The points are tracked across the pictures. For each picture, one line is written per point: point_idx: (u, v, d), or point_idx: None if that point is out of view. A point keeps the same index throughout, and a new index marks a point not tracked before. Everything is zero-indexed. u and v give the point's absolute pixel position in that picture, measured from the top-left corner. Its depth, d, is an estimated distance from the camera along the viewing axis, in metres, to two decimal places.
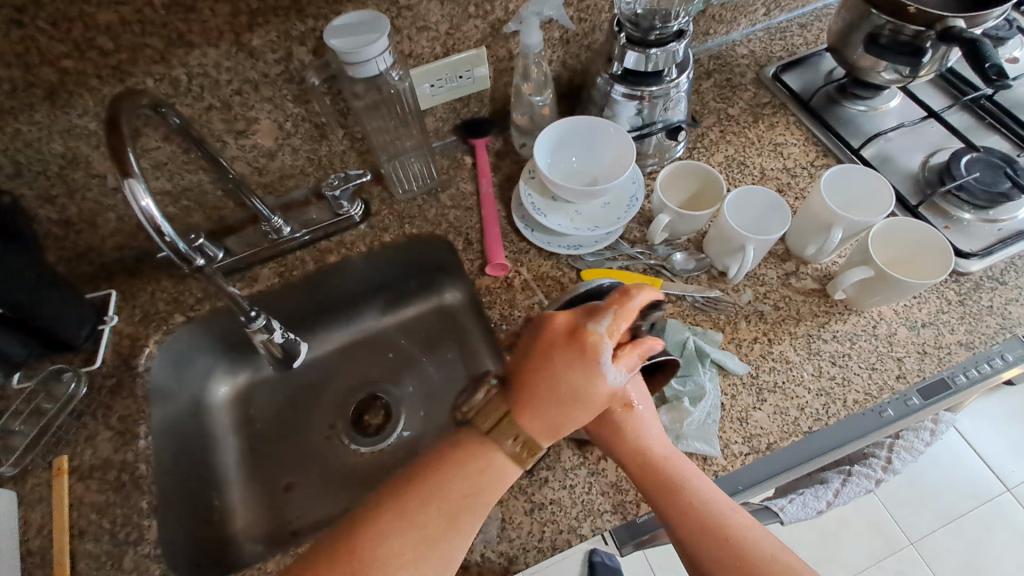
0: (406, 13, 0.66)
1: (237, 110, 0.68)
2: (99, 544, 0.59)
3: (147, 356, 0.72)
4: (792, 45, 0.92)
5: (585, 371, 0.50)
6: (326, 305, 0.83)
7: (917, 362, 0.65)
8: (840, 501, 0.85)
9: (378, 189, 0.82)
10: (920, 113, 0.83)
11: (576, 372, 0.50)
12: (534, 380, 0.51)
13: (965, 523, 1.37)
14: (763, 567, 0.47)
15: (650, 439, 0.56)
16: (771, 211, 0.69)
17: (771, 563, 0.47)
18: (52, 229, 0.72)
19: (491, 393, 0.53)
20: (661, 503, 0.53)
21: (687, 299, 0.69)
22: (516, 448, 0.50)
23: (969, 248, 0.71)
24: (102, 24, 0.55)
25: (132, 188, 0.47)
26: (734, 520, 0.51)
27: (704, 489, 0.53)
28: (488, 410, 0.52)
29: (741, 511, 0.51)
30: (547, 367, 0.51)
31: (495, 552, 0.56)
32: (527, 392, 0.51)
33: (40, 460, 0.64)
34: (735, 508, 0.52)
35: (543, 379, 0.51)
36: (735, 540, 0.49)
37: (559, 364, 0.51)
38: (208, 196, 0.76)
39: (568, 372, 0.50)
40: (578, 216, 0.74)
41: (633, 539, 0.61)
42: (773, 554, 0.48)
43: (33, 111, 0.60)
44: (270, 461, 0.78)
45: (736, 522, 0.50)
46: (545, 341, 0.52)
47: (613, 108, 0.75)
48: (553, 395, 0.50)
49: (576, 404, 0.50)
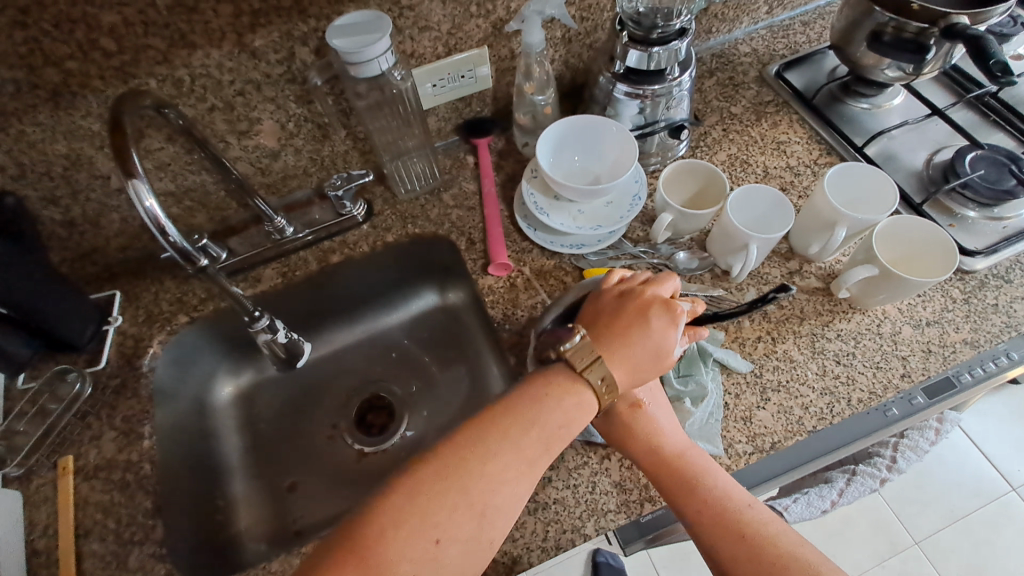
0: (408, 12, 0.66)
1: (240, 110, 0.68)
2: (104, 544, 0.59)
3: (151, 357, 0.72)
4: (795, 43, 0.92)
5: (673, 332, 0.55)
6: (329, 305, 0.83)
7: (922, 361, 0.65)
8: (843, 501, 0.86)
9: (380, 189, 0.82)
10: (923, 111, 0.83)
11: (667, 330, 0.55)
12: (629, 327, 0.55)
13: (970, 523, 1.37)
14: (780, 563, 0.47)
15: (664, 434, 0.56)
16: (775, 209, 0.69)
17: (788, 559, 0.48)
18: (56, 230, 0.72)
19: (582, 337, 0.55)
20: (678, 499, 0.53)
21: (691, 298, 0.69)
22: (599, 382, 0.52)
23: (973, 246, 0.70)
24: (105, 25, 0.55)
25: (136, 189, 0.47)
26: (749, 515, 0.51)
27: (718, 484, 0.53)
28: (582, 350, 0.54)
29: (758, 507, 0.52)
30: (638, 328, 0.55)
31: (499, 551, 0.56)
32: (620, 335, 0.54)
33: (45, 460, 0.65)
34: (751, 503, 0.52)
35: (636, 328, 0.55)
36: (750, 535, 0.49)
37: (653, 318, 0.55)
38: (211, 196, 0.77)
39: (656, 336, 0.55)
40: (580, 215, 0.74)
41: (642, 536, 0.62)
42: (790, 551, 0.48)
43: (37, 113, 0.60)
44: (274, 461, 0.78)
45: (752, 518, 0.50)
46: (640, 299, 0.57)
47: (615, 107, 0.75)
48: (646, 342, 0.54)
49: (661, 356, 0.55)
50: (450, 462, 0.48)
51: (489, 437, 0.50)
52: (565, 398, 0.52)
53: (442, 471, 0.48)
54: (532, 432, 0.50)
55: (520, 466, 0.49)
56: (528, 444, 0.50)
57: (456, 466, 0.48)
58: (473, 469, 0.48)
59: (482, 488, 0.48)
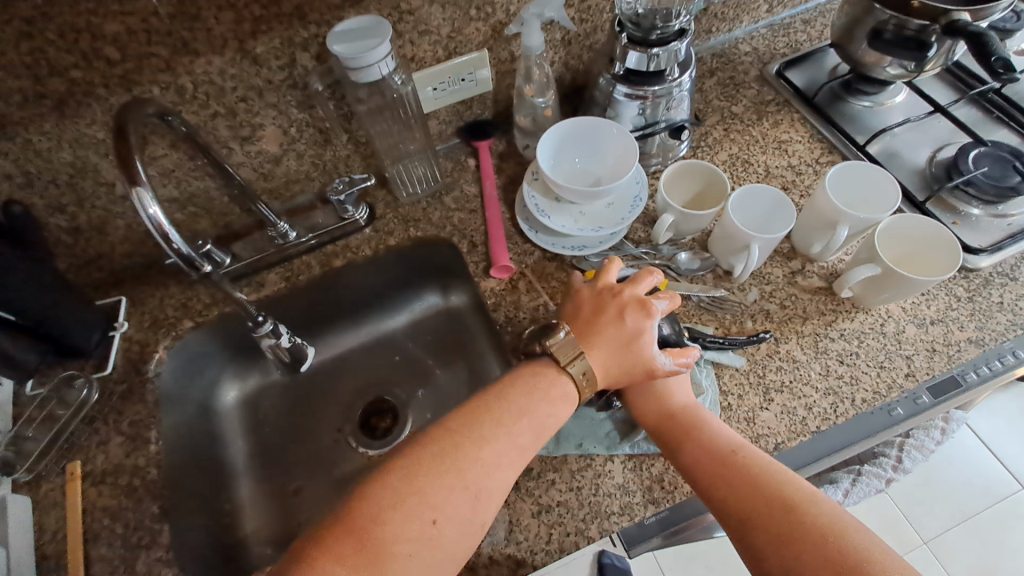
0: (407, 17, 0.67)
1: (242, 117, 0.69)
2: (112, 549, 0.60)
3: (156, 362, 0.73)
4: (796, 41, 0.92)
5: (650, 331, 0.55)
6: (333, 309, 0.83)
7: (926, 360, 0.65)
8: (851, 501, 0.89)
9: (382, 193, 0.82)
10: (926, 108, 0.82)
11: (643, 328, 0.55)
12: (605, 324, 0.55)
13: (979, 522, 1.36)
14: (761, 502, 0.47)
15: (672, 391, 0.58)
16: (775, 208, 0.69)
17: (766, 498, 0.47)
18: (62, 237, 0.73)
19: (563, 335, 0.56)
20: (671, 451, 0.55)
21: (692, 299, 0.69)
22: (580, 376, 0.54)
23: (977, 244, 0.70)
24: (108, 34, 0.56)
25: (139, 196, 0.47)
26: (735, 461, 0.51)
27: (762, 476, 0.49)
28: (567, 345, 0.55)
29: (747, 452, 0.51)
30: (613, 322, 0.56)
31: (502, 553, 0.57)
32: (594, 333, 0.55)
33: (54, 465, 0.65)
34: (740, 449, 0.52)
35: (613, 326, 0.55)
36: (795, 528, 0.45)
37: (629, 316, 0.56)
38: (215, 202, 0.77)
39: (632, 331, 0.55)
40: (582, 217, 0.74)
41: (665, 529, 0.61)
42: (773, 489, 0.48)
43: (43, 122, 0.61)
44: (279, 465, 0.78)
45: (737, 461, 0.50)
46: (619, 295, 0.57)
47: (615, 108, 0.75)
48: (621, 340, 0.55)
49: (638, 355, 0.55)
50: (491, 396, 0.53)
51: (522, 381, 0.53)
52: (554, 388, 0.53)
53: (484, 403, 0.52)
54: (555, 384, 0.53)
55: (553, 409, 0.52)
56: (558, 393, 0.53)
57: (495, 400, 0.52)
58: (512, 405, 0.52)
59: (519, 422, 0.51)
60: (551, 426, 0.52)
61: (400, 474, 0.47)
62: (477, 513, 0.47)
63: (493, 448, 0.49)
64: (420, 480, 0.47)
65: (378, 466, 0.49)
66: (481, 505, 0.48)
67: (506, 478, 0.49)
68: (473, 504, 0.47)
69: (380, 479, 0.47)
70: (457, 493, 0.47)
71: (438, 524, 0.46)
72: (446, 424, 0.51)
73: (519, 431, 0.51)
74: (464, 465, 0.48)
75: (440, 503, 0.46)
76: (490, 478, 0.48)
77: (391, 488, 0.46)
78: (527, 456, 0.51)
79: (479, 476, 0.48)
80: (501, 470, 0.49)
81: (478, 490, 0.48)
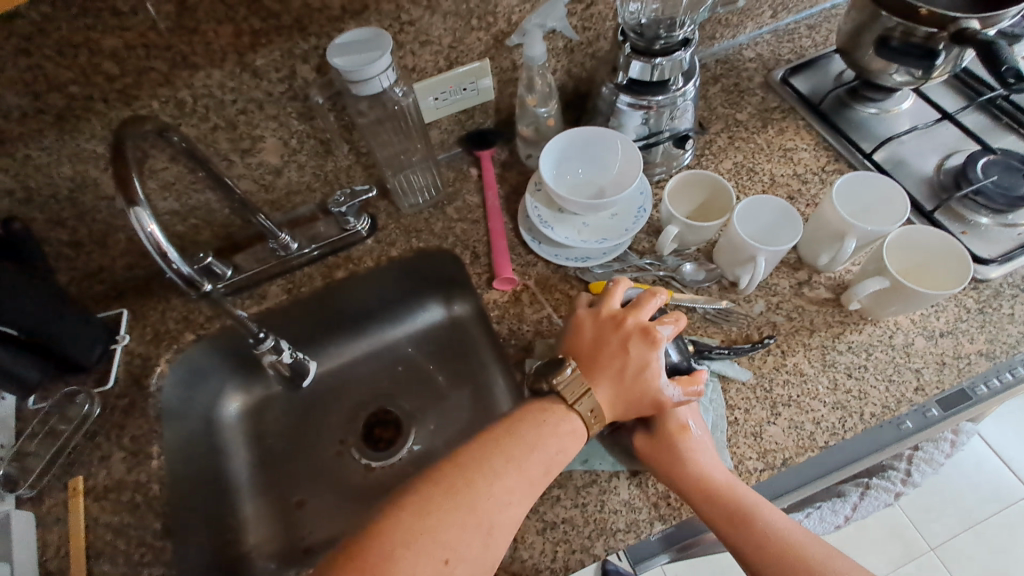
0: (408, 28, 0.66)
1: (242, 129, 0.68)
2: (114, 565, 0.60)
3: (158, 375, 0.72)
4: (800, 47, 0.91)
5: (655, 361, 0.55)
6: (335, 320, 0.83)
7: (936, 373, 0.64)
8: (858, 514, 0.91)
9: (384, 203, 0.82)
10: (933, 115, 0.81)
11: (648, 359, 0.55)
12: (610, 358, 0.55)
13: (987, 528, 1.35)
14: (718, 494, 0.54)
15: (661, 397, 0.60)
16: (782, 219, 0.68)
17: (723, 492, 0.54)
18: (63, 251, 0.72)
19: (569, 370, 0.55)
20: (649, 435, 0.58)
21: (698, 311, 0.68)
22: (588, 414, 0.53)
23: (987, 254, 0.69)
24: (107, 49, 0.56)
25: (137, 215, 0.47)
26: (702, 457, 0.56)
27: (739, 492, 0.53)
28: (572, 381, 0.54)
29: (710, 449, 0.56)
30: (618, 355, 0.55)
31: (507, 572, 0.56)
32: (599, 367, 0.55)
33: (56, 481, 0.65)
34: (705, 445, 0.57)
35: (618, 359, 0.55)
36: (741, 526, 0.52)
37: (633, 347, 0.55)
38: (216, 214, 0.77)
39: (636, 362, 0.54)
40: (585, 228, 0.74)
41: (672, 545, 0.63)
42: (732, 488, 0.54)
43: (43, 137, 0.60)
44: (282, 478, 0.78)
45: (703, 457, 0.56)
46: (622, 325, 0.56)
47: (619, 118, 0.74)
48: (626, 373, 0.54)
49: (645, 388, 0.54)
50: (501, 430, 0.52)
51: (530, 415, 0.53)
52: (562, 422, 0.53)
53: (494, 437, 0.52)
54: (563, 420, 0.53)
55: (562, 444, 0.52)
56: (566, 428, 0.52)
57: (505, 434, 0.52)
58: (522, 439, 0.51)
59: (530, 456, 0.50)
60: (561, 461, 0.52)
61: (411, 511, 0.46)
62: (489, 552, 0.46)
63: (504, 483, 0.49)
64: (431, 518, 0.46)
65: (388, 502, 0.49)
66: (494, 543, 0.47)
67: (518, 514, 0.49)
68: (486, 542, 0.46)
69: (391, 516, 0.47)
70: (468, 530, 0.46)
71: (450, 562, 0.45)
72: (456, 459, 0.50)
73: (529, 466, 0.50)
74: (475, 501, 0.47)
75: (451, 540, 0.45)
76: (502, 514, 0.48)
77: (403, 525, 0.46)
78: (538, 490, 0.50)
79: (491, 512, 0.47)
80: (512, 506, 0.48)
81: (490, 526, 0.47)
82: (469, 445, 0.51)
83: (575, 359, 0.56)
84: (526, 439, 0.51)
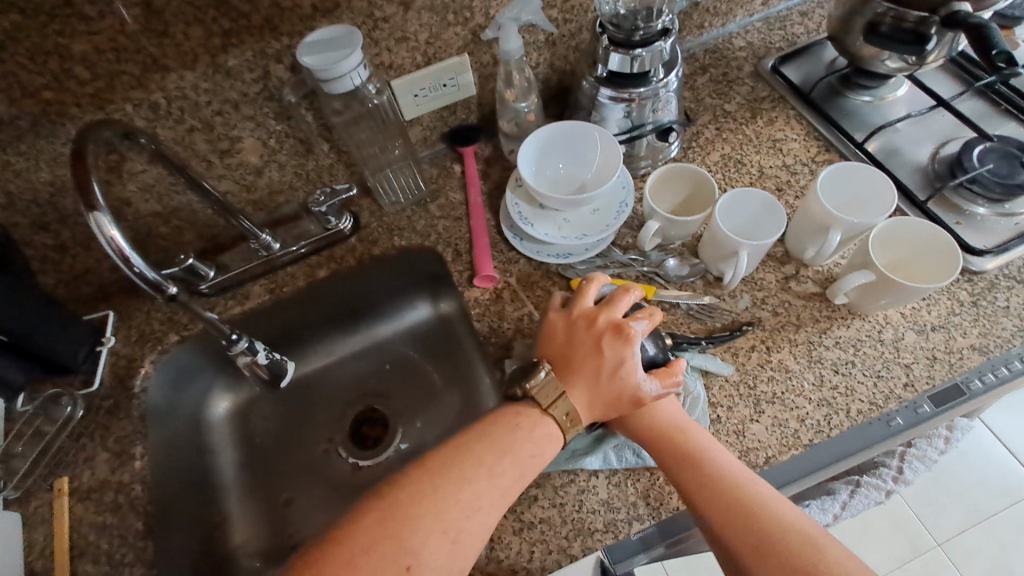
0: (382, 24, 0.65)
1: (219, 130, 0.68)
2: (97, 566, 0.60)
3: (143, 377, 0.72)
4: (792, 34, 0.88)
5: (631, 357, 0.54)
6: (319, 321, 0.83)
7: (926, 368, 0.62)
8: (847, 513, 0.90)
9: (367, 202, 0.81)
10: (928, 102, 0.79)
11: (624, 355, 0.53)
12: (584, 360, 0.54)
13: (997, 523, 1.31)
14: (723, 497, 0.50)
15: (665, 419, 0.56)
16: (765, 213, 0.66)
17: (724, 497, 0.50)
18: (47, 254, 0.73)
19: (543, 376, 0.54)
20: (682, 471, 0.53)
21: (681, 307, 0.67)
22: (564, 418, 0.52)
23: (982, 245, 0.67)
24: (76, 53, 0.56)
25: (98, 221, 0.47)
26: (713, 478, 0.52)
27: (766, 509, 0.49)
28: (548, 386, 0.53)
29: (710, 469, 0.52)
30: (591, 355, 0.54)
31: (483, 572, 0.55)
32: (574, 369, 0.54)
33: (42, 482, 0.65)
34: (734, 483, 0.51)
35: (591, 360, 0.54)
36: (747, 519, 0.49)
37: (607, 345, 0.54)
38: (199, 215, 0.76)
39: (611, 361, 0.53)
40: (566, 224, 0.73)
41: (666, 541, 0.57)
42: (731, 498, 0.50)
43: (19, 142, 0.60)
44: (269, 478, 0.78)
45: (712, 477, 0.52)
46: (595, 323, 0.55)
47: (600, 112, 0.73)
48: (601, 373, 0.53)
49: (622, 385, 0.53)
50: (472, 435, 0.51)
51: (503, 419, 0.52)
52: (536, 427, 0.51)
53: (464, 442, 0.51)
54: (538, 424, 0.52)
55: (536, 449, 0.51)
56: (541, 433, 0.51)
57: (476, 439, 0.51)
58: (491, 445, 0.50)
59: (500, 462, 0.49)
60: (534, 467, 0.50)
61: (375, 518, 0.45)
62: (456, 560, 0.45)
63: (472, 490, 0.47)
64: (396, 524, 0.45)
65: (352, 509, 0.47)
66: (460, 550, 0.45)
67: (487, 522, 0.47)
68: (451, 549, 0.45)
69: (355, 522, 0.45)
70: (434, 537, 0.45)
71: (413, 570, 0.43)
72: (424, 465, 0.49)
73: (500, 471, 0.49)
74: (442, 507, 0.46)
75: (417, 547, 0.44)
76: (470, 521, 0.46)
77: (365, 533, 0.44)
78: (509, 498, 0.49)
79: (457, 519, 0.46)
80: (481, 513, 0.47)
81: (457, 533, 0.45)
82: (439, 450, 0.50)
83: (551, 362, 0.55)
84: (496, 444, 0.50)
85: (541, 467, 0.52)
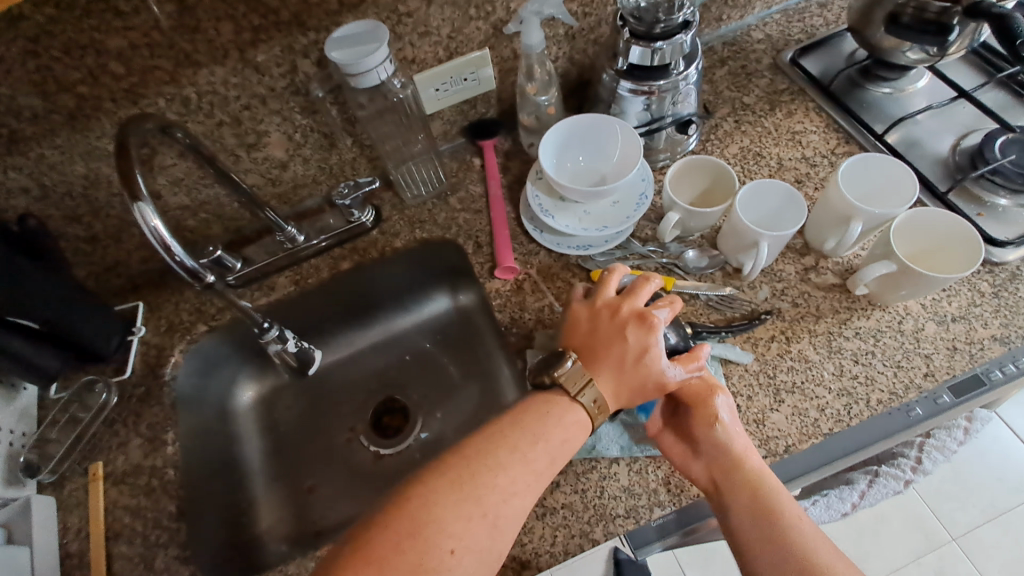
0: (406, 19, 0.66)
1: (247, 124, 0.69)
2: (133, 547, 0.62)
3: (173, 365, 0.75)
4: (811, 26, 0.88)
5: (655, 344, 0.54)
6: (342, 312, 0.84)
7: (946, 359, 0.62)
8: (866, 502, 0.92)
9: (388, 195, 0.82)
10: (949, 94, 0.79)
11: (648, 343, 0.54)
12: (609, 348, 0.55)
13: (1013, 518, 1.31)
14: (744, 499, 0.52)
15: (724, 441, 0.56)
16: (786, 204, 0.67)
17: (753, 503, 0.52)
18: (80, 246, 0.75)
19: (570, 364, 0.55)
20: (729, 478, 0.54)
21: (701, 298, 0.68)
22: (592, 405, 0.53)
23: (1004, 236, 0.67)
24: (112, 49, 0.57)
25: (140, 211, 0.49)
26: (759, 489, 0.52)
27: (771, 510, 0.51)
28: (574, 374, 0.54)
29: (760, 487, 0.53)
30: (616, 343, 0.55)
31: (507, 556, 0.56)
32: (599, 356, 0.55)
33: (78, 466, 0.67)
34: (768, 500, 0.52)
35: (615, 347, 0.54)
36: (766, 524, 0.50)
37: (630, 332, 0.55)
38: (225, 208, 0.78)
39: (636, 349, 0.54)
40: (586, 216, 0.74)
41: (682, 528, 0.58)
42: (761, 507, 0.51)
43: (55, 136, 0.62)
44: (295, 465, 0.79)
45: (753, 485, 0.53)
46: (618, 312, 0.56)
47: (620, 104, 0.73)
48: (626, 360, 0.54)
49: (647, 372, 0.54)
50: (505, 423, 0.52)
51: (533, 408, 0.53)
52: (565, 415, 0.52)
53: (497, 429, 0.51)
54: (567, 412, 0.53)
55: (566, 435, 0.52)
56: (570, 420, 0.52)
57: (509, 425, 0.52)
58: (525, 432, 0.51)
59: (534, 448, 0.50)
60: (565, 453, 0.52)
61: (417, 503, 0.46)
62: (495, 543, 0.46)
63: (508, 475, 0.48)
64: (438, 509, 0.45)
65: (391, 495, 0.48)
66: (498, 534, 0.46)
67: (523, 506, 0.48)
68: (490, 533, 0.46)
69: (397, 507, 0.46)
70: (474, 521, 0.46)
71: (456, 553, 0.44)
72: (461, 451, 0.50)
73: (535, 457, 0.50)
74: (481, 491, 0.47)
75: (458, 531, 0.45)
76: (507, 505, 0.47)
77: (407, 517, 0.45)
78: (543, 483, 0.50)
79: (496, 503, 0.47)
80: (517, 498, 0.48)
81: (495, 517, 0.47)
82: (473, 436, 0.51)
83: (576, 351, 0.56)
84: (529, 431, 0.51)
85: (571, 453, 0.53)
